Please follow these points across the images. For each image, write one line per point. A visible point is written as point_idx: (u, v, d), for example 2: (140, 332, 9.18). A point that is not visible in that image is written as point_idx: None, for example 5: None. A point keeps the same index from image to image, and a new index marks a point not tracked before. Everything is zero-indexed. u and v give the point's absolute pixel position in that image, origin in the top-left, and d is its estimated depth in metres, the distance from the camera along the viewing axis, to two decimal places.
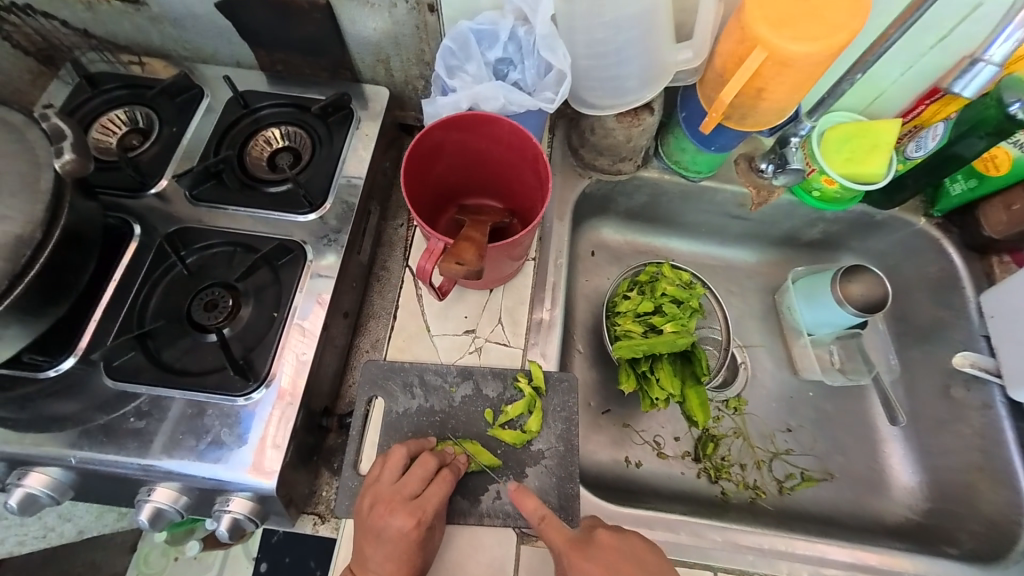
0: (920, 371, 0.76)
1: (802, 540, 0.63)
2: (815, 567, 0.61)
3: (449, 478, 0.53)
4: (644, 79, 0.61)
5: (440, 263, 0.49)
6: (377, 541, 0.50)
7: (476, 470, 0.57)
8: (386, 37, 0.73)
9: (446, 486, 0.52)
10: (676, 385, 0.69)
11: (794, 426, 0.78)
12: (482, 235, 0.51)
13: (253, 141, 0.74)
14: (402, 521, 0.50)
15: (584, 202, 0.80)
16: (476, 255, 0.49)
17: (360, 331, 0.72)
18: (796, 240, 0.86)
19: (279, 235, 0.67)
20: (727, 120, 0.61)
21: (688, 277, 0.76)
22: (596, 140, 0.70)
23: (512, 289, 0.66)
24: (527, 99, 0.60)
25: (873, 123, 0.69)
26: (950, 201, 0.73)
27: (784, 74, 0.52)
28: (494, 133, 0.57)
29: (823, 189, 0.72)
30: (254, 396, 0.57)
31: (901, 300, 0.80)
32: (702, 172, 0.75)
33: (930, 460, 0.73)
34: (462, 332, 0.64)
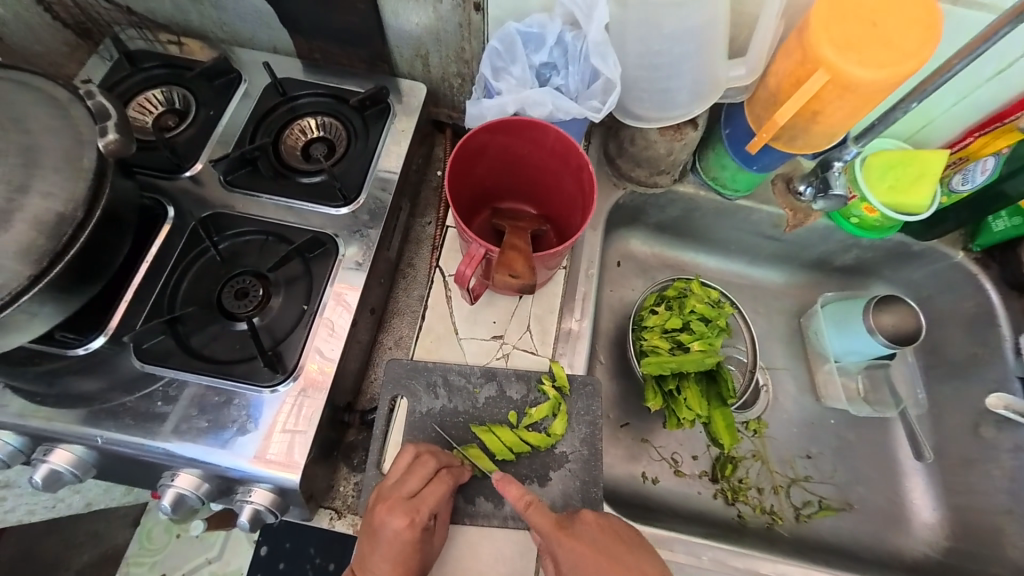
0: (949, 408, 0.74)
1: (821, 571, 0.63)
2: None
3: (448, 480, 0.52)
4: (693, 93, 0.60)
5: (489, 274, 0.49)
6: (374, 544, 0.49)
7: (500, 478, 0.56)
8: (428, 32, 0.73)
9: (445, 488, 0.52)
10: (702, 405, 0.68)
11: (814, 453, 0.77)
12: (526, 242, 0.51)
13: (289, 130, 0.73)
14: (397, 520, 0.49)
15: (616, 212, 0.79)
16: (524, 262, 0.49)
17: (384, 327, 0.71)
18: (827, 265, 0.85)
19: (312, 227, 0.66)
20: (776, 141, 0.59)
21: (717, 295, 0.76)
22: (636, 151, 0.69)
23: (543, 296, 0.65)
24: (574, 107, 0.58)
25: (922, 152, 0.67)
26: (992, 236, 0.71)
27: (845, 98, 0.51)
28: (536, 139, 0.56)
29: (862, 217, 0.71)
30: (280, 388, 0.57)
31: (934, 334, 0.79)
32: (740, 190, 0.74)
33: (956, 499, 0.71)
34: (490, 337, 0.63)
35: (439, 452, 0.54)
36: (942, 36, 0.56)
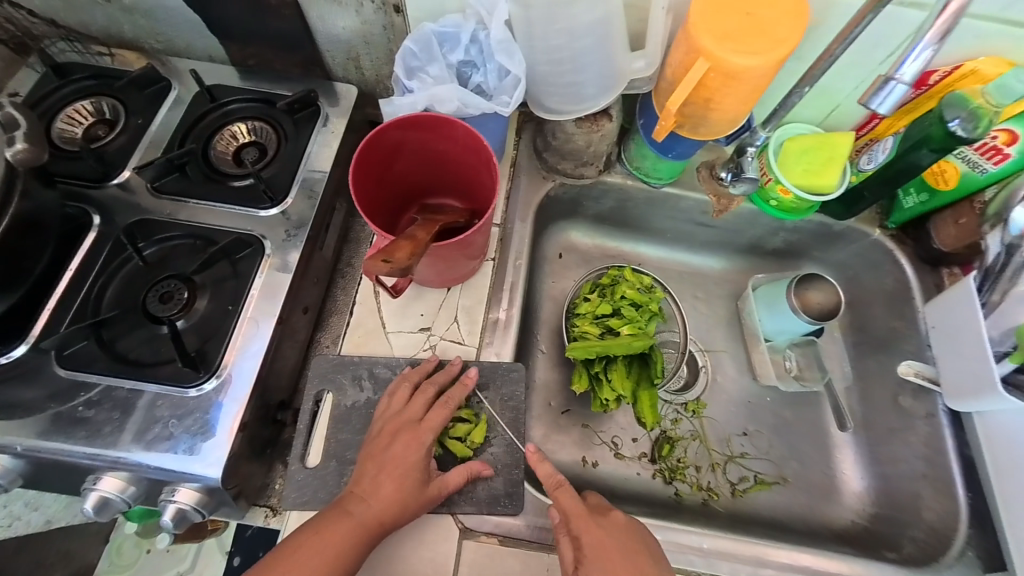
0: (875, 380, 0.76)
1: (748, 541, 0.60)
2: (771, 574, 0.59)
3: (449, 405, 0.57)
4: (601, 86, 0.63)
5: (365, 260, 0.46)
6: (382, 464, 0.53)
7: None
8: (356, 36, 0.75)
9: (446, 411, 0.57)
10: (627, 386, 0.70)
11: (751, 431, 0.78)
12: (427, 233, 0.51)
13: (219, 135, 0.74)
14: (405, 440, 0.54)
15: (552, 204, 0.81)
16: (412, 250, 0.48)
17: (321, 327, 0.72)
18: (760, 248, 0.88)
19: (239, 229, 0.67)
20: (681, 129, 0.62)
21: (649, 282, 0.78)
22: (559, 144, 0.71)
23: (471, 288, 0.67)
24: (482, 102, 0.60)
25: (833, 136, 0.71)
26: (904, 213, 0.75)
27: (729, 86, 0.53)
28: (449, 134, 0.58)
29: (780, 200, 0.74)
30: (205, 387, 0.58)
31: (860, 311, 0.81)
32: (664, 178, 0.77)
33: (880, 468, 0.72)
34: (418, 330, 0.64)
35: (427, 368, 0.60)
36: (827, 23, 0.59)
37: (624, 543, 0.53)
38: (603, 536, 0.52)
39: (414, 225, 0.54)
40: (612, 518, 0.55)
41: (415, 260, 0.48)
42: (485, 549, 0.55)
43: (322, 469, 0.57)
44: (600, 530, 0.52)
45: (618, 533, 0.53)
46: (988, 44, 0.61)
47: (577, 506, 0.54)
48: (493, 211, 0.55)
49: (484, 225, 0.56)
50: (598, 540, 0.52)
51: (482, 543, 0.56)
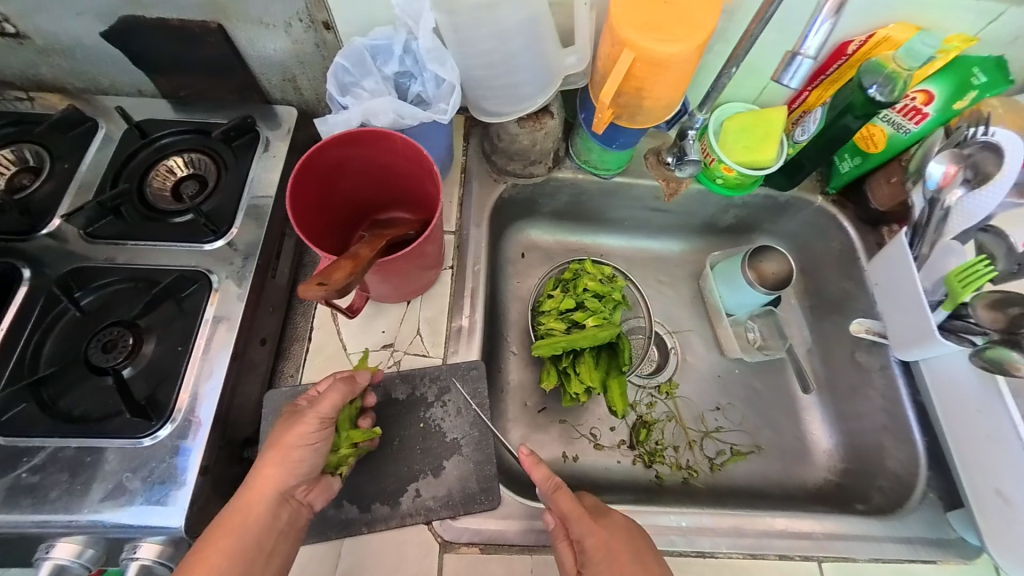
0: (832, 341, 0.79)
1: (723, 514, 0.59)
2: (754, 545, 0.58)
3: (344, 384, 0.53)
4: (537, 84, 0.63)
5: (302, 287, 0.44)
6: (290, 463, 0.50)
7: (396, 480, 0.56)
8: (289, 56, 0.73)
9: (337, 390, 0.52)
10: (596, 377, 0.70)
11: (724, 404, 0.80)
12: (371, 250, 0.50)
13: (155, 171, 0.72)
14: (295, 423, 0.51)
15: (507, 205, 0.81)
16: (352, 269, 0.47)
17: (282, 357, 0.67)
18: (714, 227, 0.91)
19: (183, 265, 0.65)
20: (620, 119, 0.63)
21: (610, 271, 0.80)
22: (505, 146, 0.72)
23: (431, 299, 0.66)
24: (418, 111, 0.59)
25: (767, 112, 0.73)
26: (842, 177, 0.79)
27: (657, 74, 0.55)
28: (389, 147, 0.57)
29: (725, 177, 0.76)
30: (159, 433, 0.55)
31: (814, 277, 0.85)
32: (613, 169, 0.78)
33: (846, 424, 0.75)
34: (380, 347, 0.63)
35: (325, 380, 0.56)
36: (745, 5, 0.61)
37: (629, 547, 0.51)
38: (608, 539, 0.51)
39: (357, 243, 0.53)
40: (613, 519, 0.53)
41: (357, 279, 0.47)
42: (467, 560, 0.54)
43: None
44: (606, 532, 0.51)
45: (621, 535, 0.52)
46: (895, 12, 0.63)
47: (579, 510, 0.51)
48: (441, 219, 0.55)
49: (432, 234, 0.56)
50: (604, 544, 0.50)
51: (463, 555, 0.54)
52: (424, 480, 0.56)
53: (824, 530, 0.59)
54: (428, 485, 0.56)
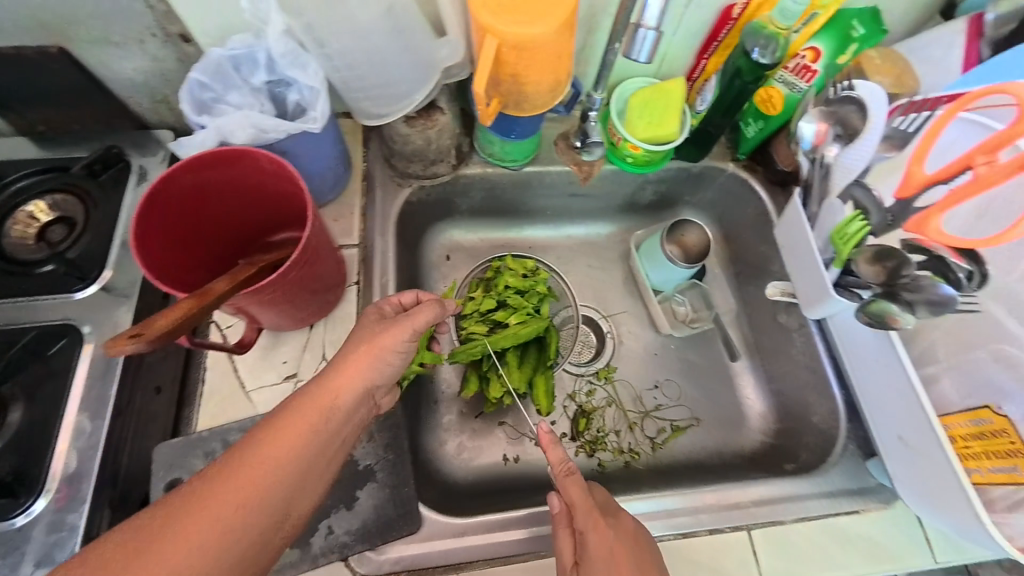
0: (756, 305, 0.80)
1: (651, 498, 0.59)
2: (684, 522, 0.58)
3: (433, 305, 0.52)
4: (412, 80, 0.59)
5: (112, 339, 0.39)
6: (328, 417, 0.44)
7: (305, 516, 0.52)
8: (151, 75, 0.67)
9: (430, 312, 0.51)
10: (517, 378, 0.69)
11: (662, 381, 0.80)
12: (226, 286, 0.46)
13: (10, 220, 0.63)
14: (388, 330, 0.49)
15: (417, 209, 0.77)
16: (190, 309, 0.42)
17: (186, 403, 0.60)
18: (637, 205, 0.90)
19: (50, 319, 0.59)
20: (507, 109, 0.61)
21: (532, 264, 0.78)
22: (399, 148, 0.68)
23: (336, 321, 0.63)
24: (280, 123, 0.54)
25: (667, 83, 0.73)
26: (749, 142, 0.78)
27: (526, 58, 0.52)
28: (253, 167, 0.52)
29: (634, 156, 0.75)
30: (33, 509, 0.50)
31: (736, 244, 0.85)
32: (519, 159, 0.76)
33: (776, 385, 0.76)
34: (283, 379, 0.59)
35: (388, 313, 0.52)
36: None
37: (632, 556, 0.48)
38: (611, 540, 0.49)
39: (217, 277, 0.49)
40: (624, 524, 0.51)
41: (187, 322, 0.42)
42: None
43: None
44: (610, 533, 0.49)
45: (627, 540, 0.49)
46: None
47: (586, 502, 0.51)
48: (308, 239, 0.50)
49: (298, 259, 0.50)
50: (605, 543, 0.48)
51: None
52: (336, 515, 0.53)
53: (750, 496, 0.59)
54: (340, 519, 0.52)
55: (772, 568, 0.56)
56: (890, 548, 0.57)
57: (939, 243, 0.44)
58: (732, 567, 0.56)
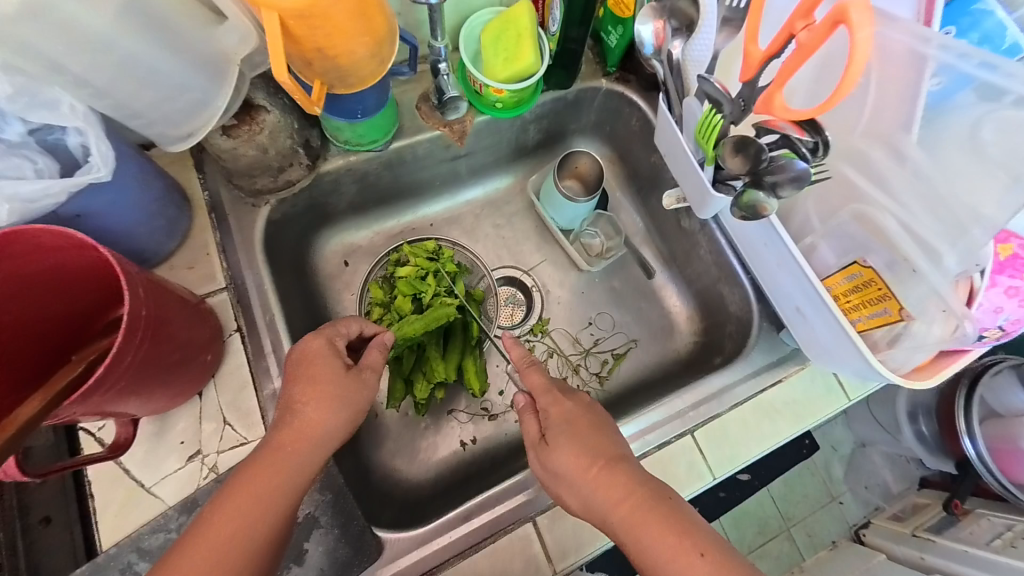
0: (660, 217, 0.81)
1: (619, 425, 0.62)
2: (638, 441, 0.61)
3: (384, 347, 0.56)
4: (203, 84, 0.49)
5: None
6: (317, 418, 0.48)
7: None
8: None
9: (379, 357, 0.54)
10: (445, 366, 0.67)
11: (593, 317, 0.82)
12: (36, 404, 0.40)
13: None
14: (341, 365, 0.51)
15: (285, 226, 0.69)
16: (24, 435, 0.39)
17: (88, 522, 0.54)
18: (526, 148, 0.85)
19: None
20: (333, 88, 0.53)
21: (434, 245, 0.74)
22: (233, 165, 0.58)
23: (227, 380, 0.56)
24: (45, 183, 0.42)
25: (512, 9, 0.66)
26: (614, 53, 0.74)
27: (317, 25, 0.44)
28: (34, 249, 0.42)
29: (502, 99, 0.70)
30: None
31: (630, 160, 0.84)
32: (379, 138, 0.68)
33: (693, 287, 0.79)
34: (186, 462, 0.52)
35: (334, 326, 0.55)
36: None
37: (589, 418, 0.55)
38: (568, 410, 0.55)
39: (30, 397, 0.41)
40: (580, 399, 0.57)
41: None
42: None
43: None
44: (567, 405, 0.56)
45: (583, 408, 0.56)
46: None
47: (545, 385, 0.58)
48: (132, 310, 0.42)
49: (123, 351, 0.42)
50: (565, 413, 0.55)
51: None
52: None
53: (684, 403, 0.63)
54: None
55: (717, 459, 0.61)
56: (810, 402, 0.64)
57: (784, 121, 0.44)
58: (682, 473, 0.60)
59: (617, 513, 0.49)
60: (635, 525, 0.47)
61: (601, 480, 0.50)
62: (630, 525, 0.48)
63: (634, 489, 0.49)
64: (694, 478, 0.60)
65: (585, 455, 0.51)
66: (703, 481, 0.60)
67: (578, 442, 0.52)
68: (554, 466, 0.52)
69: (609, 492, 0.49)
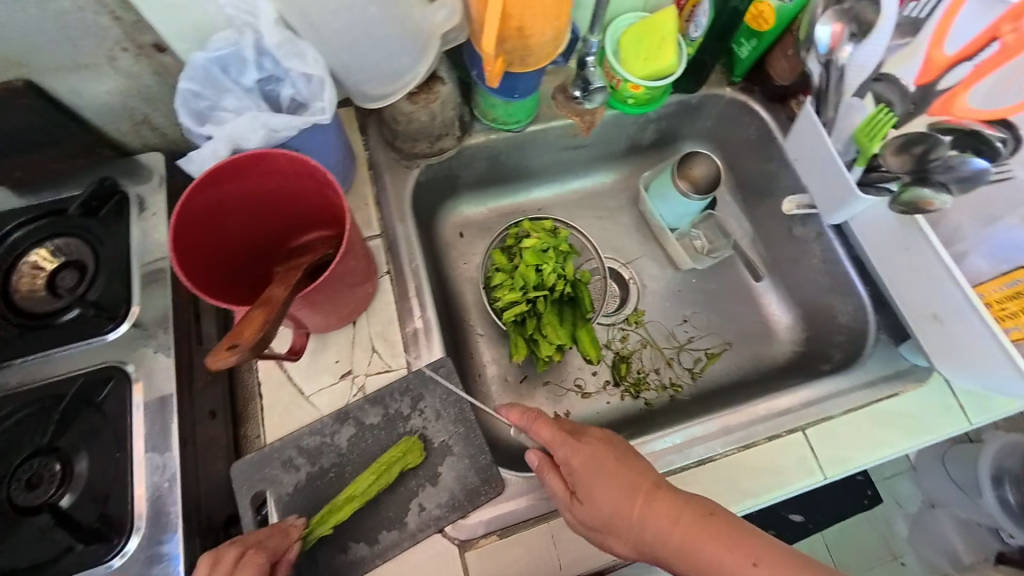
0: (768, 224, 0.82)
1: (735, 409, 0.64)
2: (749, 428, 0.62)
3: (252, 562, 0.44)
4: (411, 53, 0.57)
5: (211, 355, 0.37)
6: None
7: (395, 501, 0.54)
8: (129, 94, 0.62)
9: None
10: (565, 332, 0.72)
11: (689, 315, 0.83)
12: (285, 288, 0.43)
13: (17, 274, 0.59)
14: None
15: (425, 190, 0.76)
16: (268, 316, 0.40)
17: (242, 423, 0.60)
18: (638, 146, 0.89)
19: (90, 364, 0.56)
20: (511, 66, 0.59)
21: (551, 224, 0.78)
22: (404, 128, 0.66)
23: (376, 313, 0.63)
24: (290, 119, 0.51)
25: (657, 15, 0.68)
26: (744, 64, 0.77)
27: (529, 5, 0.51)
28: (272, 170, 0.50)
29: (635, 96, 0.74)
30: (129, 548, 0.50)
31: (739, 168, 0.87)
32: (522, 119, 0.74)
33: (796, 296, 0.80)
34: (339, 378, 0.59)
35: (269, 533, 0.48)
36: None
37: (612, 451, 0.52)
38: (587, 453, 0.52)
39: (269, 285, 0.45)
40: (590, 435, 0.54)
41: (275, 325, 0.40)
42: (486, 552, 0.53)
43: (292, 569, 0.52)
44: (578, 450, 0.52)
45: (600, 444, 0.53)
46: None
47: (557, 436, 0.54)
48: (354, 229, 0.50)
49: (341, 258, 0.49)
50: (587, 458, 0.52)
51: (484, 547, 0.53)
52: (423, 492, 0.55)
53: (790, 403, 0.64)
54: (429, 495, 0.54)
55: (829, 459, 0.60)
56: (927, 418, 0.63)
57: (970, 119, 0.49)
58: (792, 467, 0.60)
59: (675, 542, 0.47)
60: (701, 550, 0.46)
61: (656, 510, 0.48)
62: (693, 554, 0.46)
63: (678, 515, 0.48)
64: (804, 474, 0.60)
65: (621, 493, 0.50)
66: (813, 478, 0.60)
67: (609, 486, 0.50)
68: (596, 520, 0.50)
69: (666, 520, 0.48)
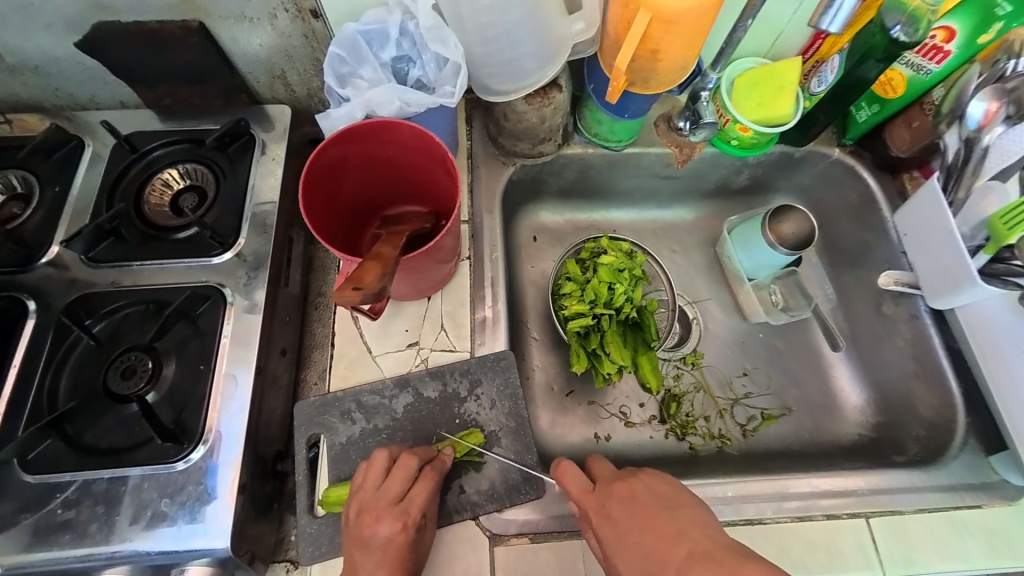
0: (854, 294, 0.78)
1: (798, 478, 0.60)
2: (806, 501, 0.59)
3: (432, 476, 0.51)
4: (541, 58, 0.60)
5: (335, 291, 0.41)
6: (392, 542, 0.48)
7: None
8: (276, 51, 0.67)
9: (430, 484, 0.51)
10: (625, 354, 0.71)
11: (750, 369, 0.79)
12: (394, 248, 0.47)
13: (150, 187, 0.66)
14: (388, 526, 0.48)
15: (514, 189, 0.78)
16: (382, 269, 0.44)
17: (304, 367, 0.65)
18: (727, 189, 0.88)
19: (191, 281, 0.61)
20: (632, 86, 0.61)
21: (629, 247, 0.77)
22: (512, 126, 0.68)
23: (451, 293, 0.64)
24: (423, 97, 0.55)
25: (777, 64, 0.69)
26: (859, 127, 0.74)
27: (672, 32, 0.53)
28: (395, 139, 0.53)
29: (740, 138, 0.72)
30: (193, 456, 0.53)
31: (830, 230, 0.83)
32: (623, 139, 0.75)
33: (873, 376, 0.75)
34: (405, 347, 0.61)
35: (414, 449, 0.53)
36: None
37: (636, 513, 0.47)
38: (613, 518, 0.48)
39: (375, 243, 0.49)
40: (612, 493, 0.50)
41: (388, 278, 0.44)
42: (517, 550, 0.54)
43: (330, 516, 0.54)
44: (603, 510, 0.49)
45: (624, 505, 0.48)
46: None
47: (582, 490, 0.51)
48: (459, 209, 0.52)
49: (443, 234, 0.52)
50: (612, 524, 0.47)
51: (514, 545, 0.54)
52: (466, 476, 0.56)
53: (853, 486, 0.60)
54: (471, 480, 0.56)
55: (891, 556, 0.56)
56: (1004, 537, 0.58)
57: None
58: (850, 552, 0.56)
59: None
60: None
61: None
62: None
63: None
64: (861, 564, 0.56)
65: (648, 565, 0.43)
66: (872, 571, 0.55)
67: (635, 555, 0.44)
68: None
69: None
